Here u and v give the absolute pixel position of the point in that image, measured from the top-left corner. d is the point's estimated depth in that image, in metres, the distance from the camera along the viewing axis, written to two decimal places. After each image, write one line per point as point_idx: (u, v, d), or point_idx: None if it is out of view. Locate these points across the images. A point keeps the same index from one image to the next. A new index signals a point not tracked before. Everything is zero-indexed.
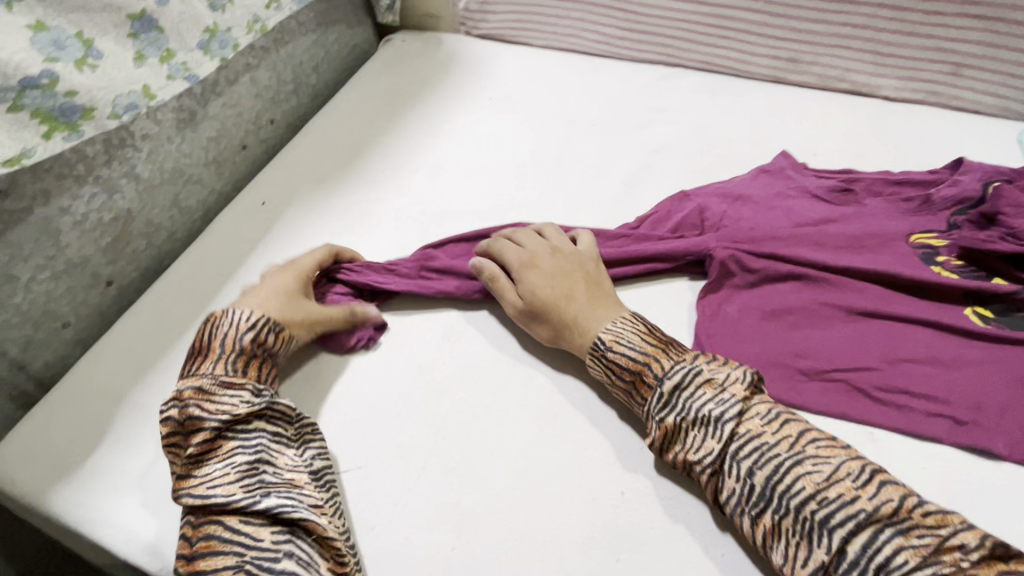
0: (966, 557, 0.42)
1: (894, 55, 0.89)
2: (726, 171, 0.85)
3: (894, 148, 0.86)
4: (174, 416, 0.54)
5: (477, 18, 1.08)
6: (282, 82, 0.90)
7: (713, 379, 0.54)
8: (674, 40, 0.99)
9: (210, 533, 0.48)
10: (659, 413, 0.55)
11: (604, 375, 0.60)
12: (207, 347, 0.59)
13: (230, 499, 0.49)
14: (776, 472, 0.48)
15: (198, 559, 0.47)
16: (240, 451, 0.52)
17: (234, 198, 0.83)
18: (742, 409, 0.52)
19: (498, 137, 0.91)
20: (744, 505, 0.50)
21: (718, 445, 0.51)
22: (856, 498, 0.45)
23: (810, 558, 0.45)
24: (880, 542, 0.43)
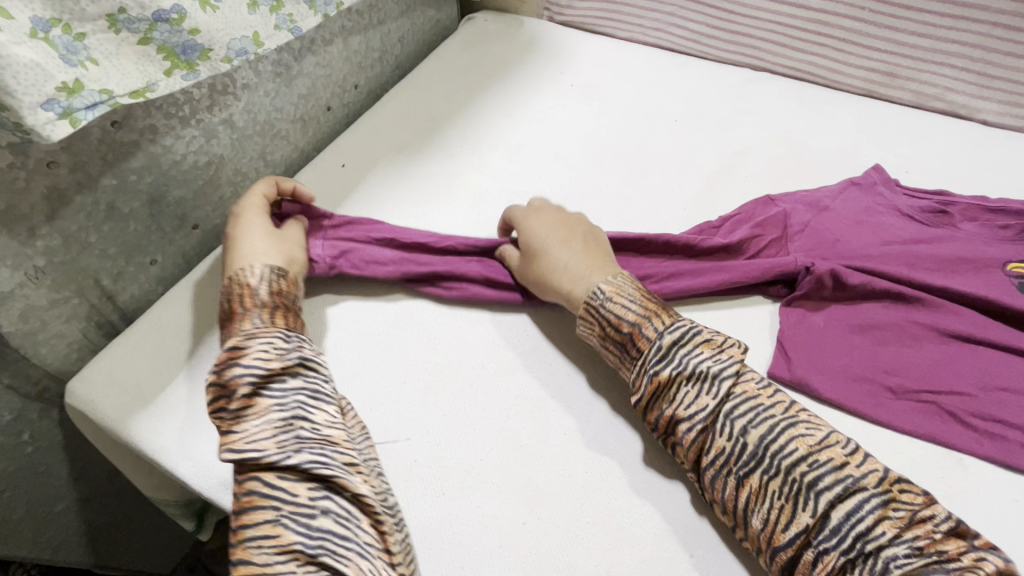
0: (937, 529, 0.45)
1: (1000, 79, 0.83)
2: (810, 180, 0.82)
3: (993, 173, 0.81)
4: (212, 380, 0.55)
5: (563, 5, 1.09)
6: (370, 49, 0.93)
7: (711, 340, 0.57)
8: (764, 42, 0.95)
9: (251, 489, 0.49)
10: (655, 366, 0.56)
11: (596, 323, 0.61)
12: (232, 312, 0.60)
13: (265, 455, 0.50)
14: (767, 433, 0.51)
15: (240, 514, 0.48)
16: (275, 410, 0.53)
17: (313, 158, 0.87)
18: (738, 372, 0.55)
19: (574, 124, 0.92)
20: (733, 464, 0.51)
21: (714, 402, 0.53)
22: (844, 465, 0.48)
23: (792, 521, 0.48)
24: (863, 511, 0.46)
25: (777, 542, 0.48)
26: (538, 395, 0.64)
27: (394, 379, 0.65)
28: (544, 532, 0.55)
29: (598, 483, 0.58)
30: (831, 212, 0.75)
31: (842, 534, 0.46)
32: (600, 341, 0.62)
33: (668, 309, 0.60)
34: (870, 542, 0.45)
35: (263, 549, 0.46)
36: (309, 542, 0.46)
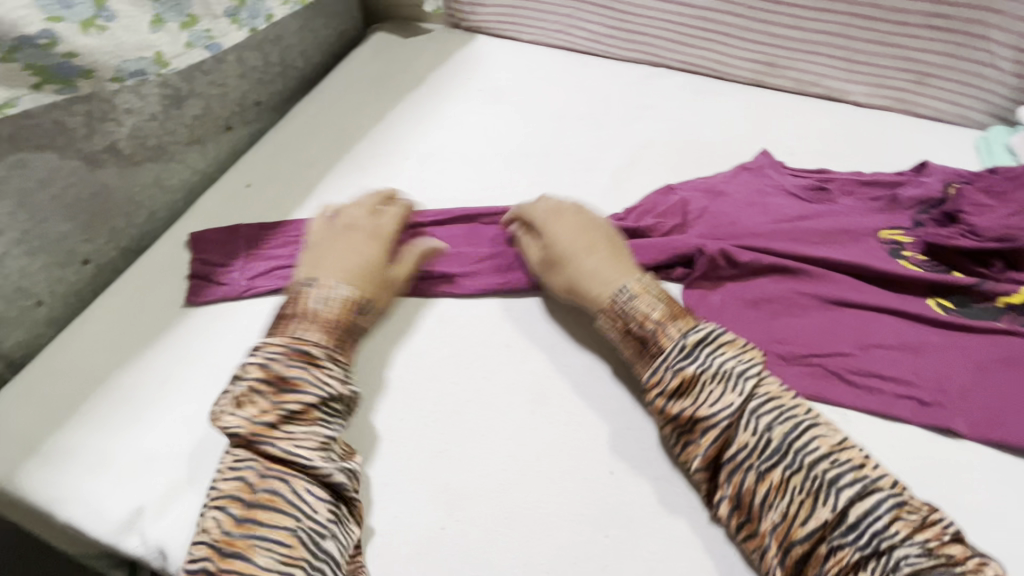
0: (944, 532, 0.48)
1: (865, 63, 0.91)
2: (707, 168, 0.87)
3: (864, 150, 0.89)
4: (261, 370, 0.57)
5: (467, 10, 1.10)
6: (269, 64, 0.91)
7: (734, 341, 0.59)
8: (658, 39, 1.00)
9: (275, 488, 0.52)
10: (679, 361, 0.58)
11: (620, 317, 0.62)
12: (305, 314, 0.62)
13: (314, 464, 0.54)
14: (793, 431, 0.53)
15: (256, 509, 0.51)
16: (324, 427, 0.57)
17: (217, 180, 0.85)
18: (759, 374, 0.57)
19: (485, 128, 0.93)
20: (756, 459, 0.53)
21: (738, 398, 0.55)
22: (863, 466, 0.51)
23: (811, 516, 0.50)
24: (880, 511, 0.48)
25: (793, 538, 0.50)
26: (460, 398, 0.66)
27: None
28: (466, 534, 0.58)
29: (517, 478, 0.60)
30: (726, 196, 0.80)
31: (859, 532, 0.48)
32: (620, 338, 0.63)
33: (689, 313, 0.62)
34: (885, 541, 0.47)
35: (274, 553, 0.49)
36: (314, 562, 0.50)
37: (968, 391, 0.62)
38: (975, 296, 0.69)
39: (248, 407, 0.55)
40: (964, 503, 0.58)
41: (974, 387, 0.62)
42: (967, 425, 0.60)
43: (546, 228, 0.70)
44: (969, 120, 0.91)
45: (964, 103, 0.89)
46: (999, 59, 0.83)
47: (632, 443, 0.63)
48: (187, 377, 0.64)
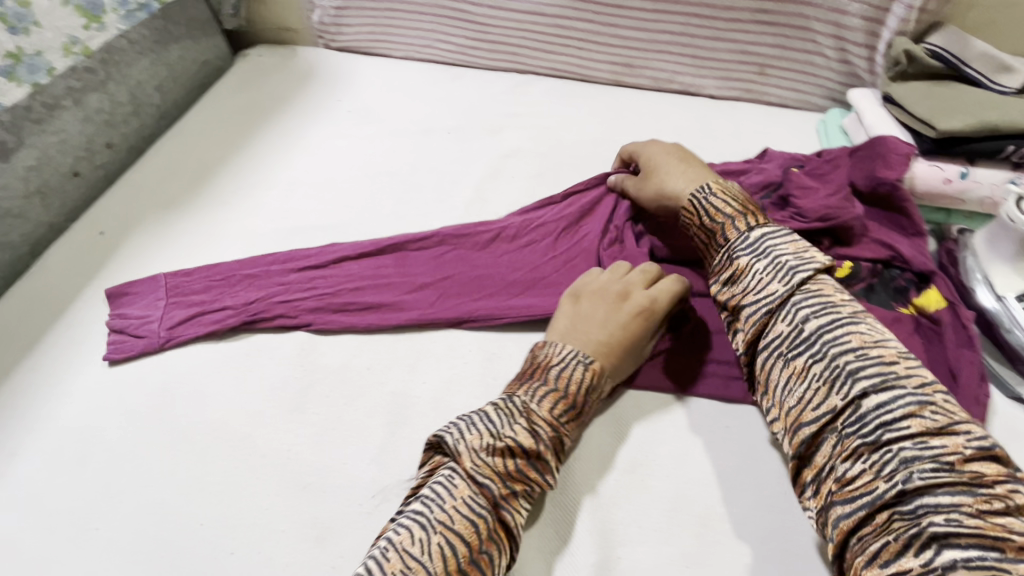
0: (966, 445, 0.43)
1: (710, 59, 0.95)
2: (570, 170, 0.90)
3: (717, 141, 0.93)
4: (545, 431, 0.54)
5: (333, 32, 1.09)
6: (118, 105, 0.88)
7: (798, 242, 0.58)
8: (521, 48, 1.02)
9: (490, 551, 0.48)
10: (738, 253, 0.59)
11: (697, 213, 0.64)
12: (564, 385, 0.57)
13: (512, 540, 0.50)
14: (827, 323, 0.51)
15: (472, 564, 0.47)
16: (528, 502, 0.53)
17: (68, 229, 0.82)
18: (817, 271, 0.55)
19: (353, 151, 0.93)
20: (784, 347, 0.53)
21: (783, 289, 0.54)
22: (893, 364, 0.48)
23: (824, 402, 0.49)
24: (897, 405, 0.46)
25: (802, 420, 0.50)
26: (317, 429, 0.62)
27: (166, 449, 0.61)
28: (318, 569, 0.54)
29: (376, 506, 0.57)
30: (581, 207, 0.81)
31: (865, 422, 0.46)
32: (693, 232, 0.65)
33: (762, 213, 0.62)
34: (892, 433, 0.45)
35: None
36: None
37: None
38: None
39: (495, 456, 0.52)
40: None
41: None
42: None
43: (583, 301, 0.65)
44: (811, 105, 0.97)
45: (802, 90, 0.95)
46: (822, 48, 0.89)
47: None
48: (34, 446, 0.62)
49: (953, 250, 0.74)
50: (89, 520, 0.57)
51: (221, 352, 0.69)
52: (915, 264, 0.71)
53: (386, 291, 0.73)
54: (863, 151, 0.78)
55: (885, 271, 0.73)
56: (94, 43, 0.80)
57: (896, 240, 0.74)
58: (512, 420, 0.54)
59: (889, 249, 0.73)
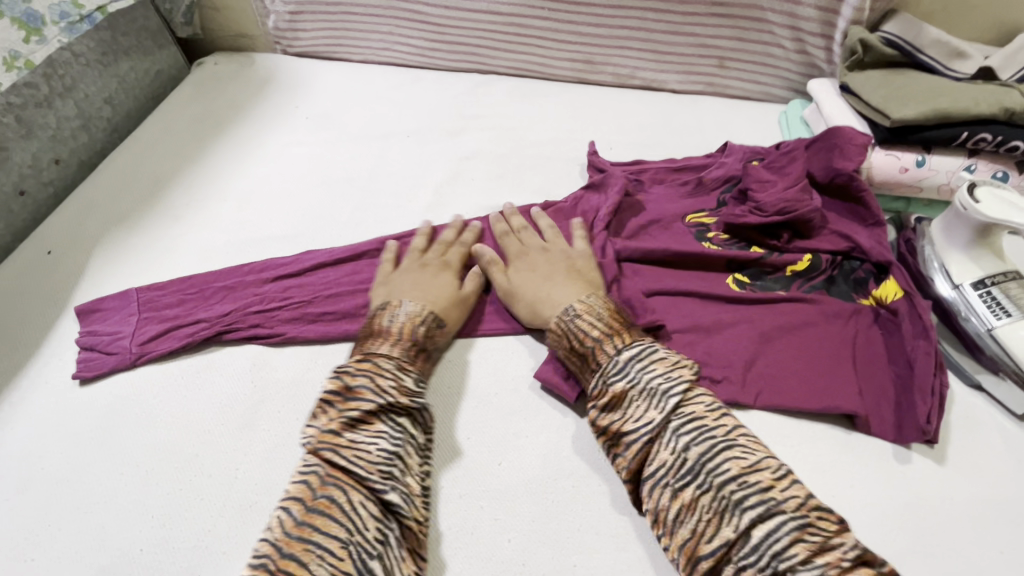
0: (844, 556, 0.44)
1: (669, 53, 0.94)
2: (531, 171, 0.88)
3: (680, 136, 0.93)
4: (341, 381, 0.57)
5: (289, 37, 1.07)
6: (63, 119, 0.85)
7: (663, 359, 0.58)
8: (479, 48, 1.01)
9: (332, 495, 0.49)
10: (611, 377, 0.57)
11: (563, 335, 0.62)
12: (385, 329, 0.63)
13: (365, 473, 0.51)
14: (706, 452, 0.51)
15: (313, 513, 0.48)
16: (389, 438, 0.54)
17: (15, 250, 0.80)
18: (686, 391, 0.55)
19: (310, 159, 0.91)
20: (670, 478, 0.51)
21: (660, 415, 0.54)
22: (771, 489, 0.48)
23: (716, 534, 0.47)
24: (783, 531, 0.45)
25: (699, 554, 0.48)
26: (269, 445, 0.61)
27: (110, 474, 0.60)
28: None
29: None
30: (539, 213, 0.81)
31: (759, 552, 0.45)
32: (565, 355, 0.63)
33: (627, 331, 0.61)
34: (784, 563, 0.44)
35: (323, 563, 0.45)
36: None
37: (756, 361, 0.64)
38: (766, 267, 0.73)
39: (320, 417, 0.55)
40: None
41: (763, 355, 0.64)
42: (754, 396, 0.62)
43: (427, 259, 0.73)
44: (773, 96, 0.97)
45: (763, 82, 0.95)
46: (780, 39, 0.89)
47: (441, 463, 0.60)
48: None
49: (912, 239, 0.74)
50: (29, 550, 0.56)
51: (172, 370, 0.67)
52: (874, 255, 0.70)
53: (341, 302, 0.71)
54: (820, 142, 0.77)
55: (844, 262, 0.73)
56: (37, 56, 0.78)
57: (854, 230, 0.74)
58: (351, 368, 0.58)
59: (847, 240, 0.73)
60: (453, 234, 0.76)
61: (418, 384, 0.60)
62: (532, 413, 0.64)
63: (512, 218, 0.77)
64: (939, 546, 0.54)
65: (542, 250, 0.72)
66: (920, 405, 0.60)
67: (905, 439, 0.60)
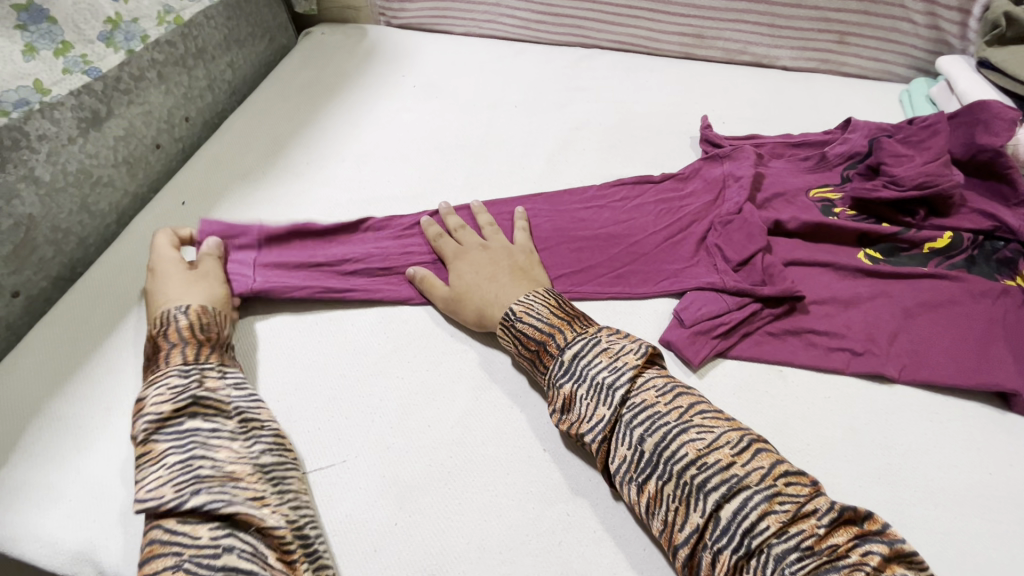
0: (819, 522, 0.43)
1: (786, 28, 0.92)
2: (641, 143, 0.88)
3: (795, 112, 0.90)
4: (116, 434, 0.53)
5: (395, 8, 1.09)
6: (194, 79, 0.89)
7: (609, 349, 0.56)
8: (587, 21, 1.01)
9: (152, 539, 0.46)
10: (560, 379, 0.56)
11: (512, 341, 0.61)
12: (153, 356, 0.58)
13: (161, 501, 0.46)
14: (659, 440, 0.49)
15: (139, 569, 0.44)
16: (173, 452, 0.49)
17: (151, 200, 0.84)
18: (634, 379, 0.53)
19: (420, 125, 0.93)
20: (633, 472, 0.50)
21: (610, 412, 0.52)
22: (731, 465, 0.46)
23: (687, 521, 0.46)
24: (748, 509, 0.44)
25: (676, 543, 0.47)
26: (405, 392, 0.63)
27: None
28: (415, 526, 0.54)
29: (462, 464, 0.58)
30: (654, 184, 0.80)
31: (730, 534, 0.44)
32: (518, 358, 0.62)
33: (589, 323, 0.60)
34: (757, 539, 0.43)
35: None
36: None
37: (897, 337, 0.63)
38: (901, 243, 0.71)
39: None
40: (904, 439, 0.58)
41: (904, 331, 0.63)
42: (898, 369, 0.61)
43: (455, 264, 0.70)
44: (893, 76, 0.93)
45: (885, 60, 0.92)
46: (910, 13, 0.86)
47: None
48: (129, 402, 0.64)
49: None
50: None
51: (305, 318, 0.70)
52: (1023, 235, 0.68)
53: None
54: (961, 117, 0.74)
55: (986, 243, 0.70)
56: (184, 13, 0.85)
57: (998, 209, 0.70)
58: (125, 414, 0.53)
59: (991, 219, 0.70)
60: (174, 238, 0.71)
61: (178, 372, 0.55)
62: None
63: (447, 218, 0.76)
64: None
65: (480, 247, 0.71)
66: None
67: None
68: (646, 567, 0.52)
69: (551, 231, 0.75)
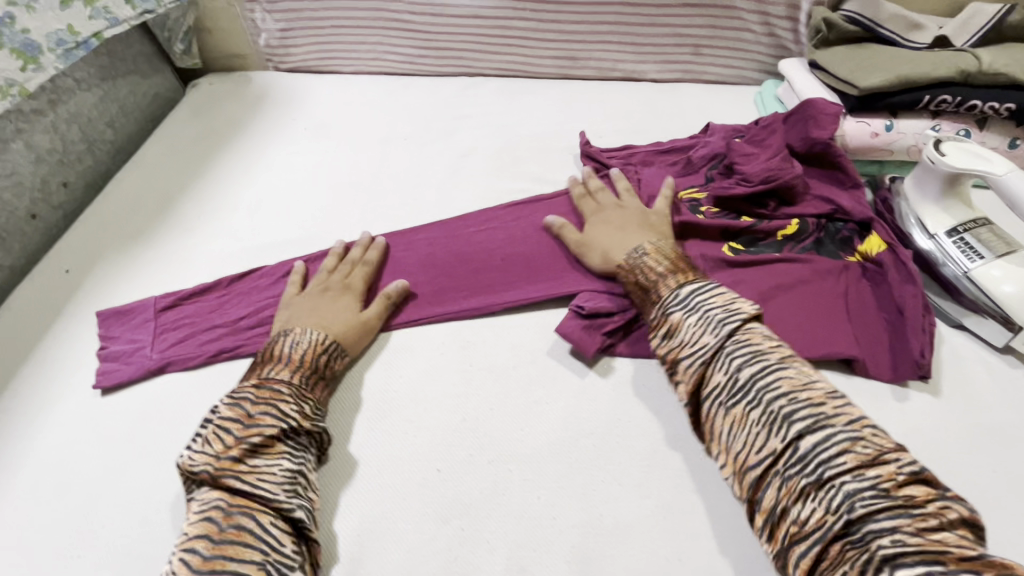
0: (900, 470, 0.46)
1: (647, 44, 1.00)
2: (527, 162, 0.93)
3: (664, 120, 0.97)
4: (243, 406, 0.57)
5: (281, 53, 1.10)
6: (69, 143, 0.88)
7: (724, 293, 0.61)
8: (467, 51, 1.05)
9: (242, 524, 0.49)
10: (671, 309, 0.61)
11: (632, 272, 0.67)
12: (283, 355, 0.63)
13: (274, 494, 0.52)
14: (759, 370, 0.54)
15: (224, 544, 0.48)
16: (290, 458, 0.56)
17: (29, 270, 0.82)
18: (745, 321, 0.58)
19: (312, 167, 0.94)
20: (722, 395, 0.55)
21: (714, 341, 0.57)
22: (824, 404, 0.50)
23: (766, 445, 0.50)
24: (832, 445, 0.47)
25: (748, 465, 0.51)
26: None
27: (150, 473, 0.63)
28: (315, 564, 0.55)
29: (360, 496, 0.59)
30: (537, 202, 0.85)
31: (808, 462, 0.48)
32: (630, 290, 0.68)
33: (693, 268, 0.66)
34: (833, 470, 0.46)
35: None
36: None
37: None
38: (758, 233, 0.78)
39: (214, 442, 0.55)
40: None
41: (762, 313, 0.69)
42: None
43: (589, 219, 0.77)
44: (748, 79, 1.02)
45: (737, 66, 1.01)
46: (750, 24, 0.95)
47: (469, 436, 0.63)
48: (8, 485, 0.62)
49: (889, 197, 0.78)
50: (71, 547, 0.58)
51: (198, 373, 0.70)
52: (856, 214, 0.76)
53: None
54: (795, 115, 0.82)
55: (829, 224, 0.78)
56: (33, 83, 0.78)
57: (836, 193, 0.78)
58: (251, 396, 0.58)
59: (830, 203, 0.78)
60: (360, 252, 0.77)
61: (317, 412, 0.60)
62: (550, 380, 0.67)
63: (589, 179, 0.82)
64: (936, 468, 0.59)
65: (616, 204, 0.77)
66: (888, 363, 0.66)
67: (902, 377, 0.65)
68: (540, 567, 0.54)
69: (443, 259, 0.78)
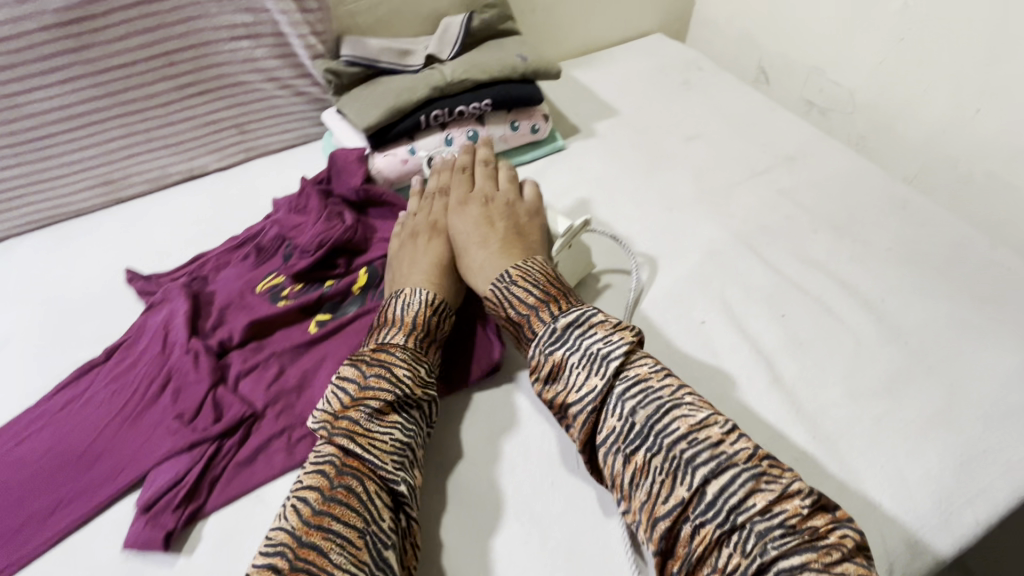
0: (802, 503, 0.62)
1: None
2: None
3: None
4: (532, 305, 0.83)
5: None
6: None
7: (604, 324, 0.78)
8: None
9: (348, 473, 0.69)
10: (550, 347, 0.77)
11: (502, 299, 0.85)
12: (400, 317, 0.86)
13: (379, 420, 0.75)
14: (654, 414, 0.70)
15: (332, 500, 0.67)
16: (596, 376, 0.74)
17: None
18: (629, 359, 0.75)
19: None
20: (621, 442, 0.71)
21: (601, 381, 0.73)
22: (721, 443, 0.66)
23: (672, 495, 0.65)
24: (736, 488, 0.63)
25: (658, 514, 0.66)
26: None
27: None
28: None
29: None
30: None
31: (715, 507, 0.63)
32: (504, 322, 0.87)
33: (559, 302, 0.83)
34: (741, 516, 0.61)
35: (341, 548, 0.63)
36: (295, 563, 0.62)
37: None
38: None
39: (336, 398, 0.77)
40: None
41: None
42: None
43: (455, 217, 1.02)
44: None
45: None
46: None
47: None
48: None
49: None
50: None
51: None
52: None
53: None
54: None
55: None
56: None
57: None
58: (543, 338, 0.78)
59: None
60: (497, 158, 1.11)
61: (430, 368, 0.83)
62: None
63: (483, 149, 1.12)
64: None
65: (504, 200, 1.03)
66: None
67: None
68: None
69: None
